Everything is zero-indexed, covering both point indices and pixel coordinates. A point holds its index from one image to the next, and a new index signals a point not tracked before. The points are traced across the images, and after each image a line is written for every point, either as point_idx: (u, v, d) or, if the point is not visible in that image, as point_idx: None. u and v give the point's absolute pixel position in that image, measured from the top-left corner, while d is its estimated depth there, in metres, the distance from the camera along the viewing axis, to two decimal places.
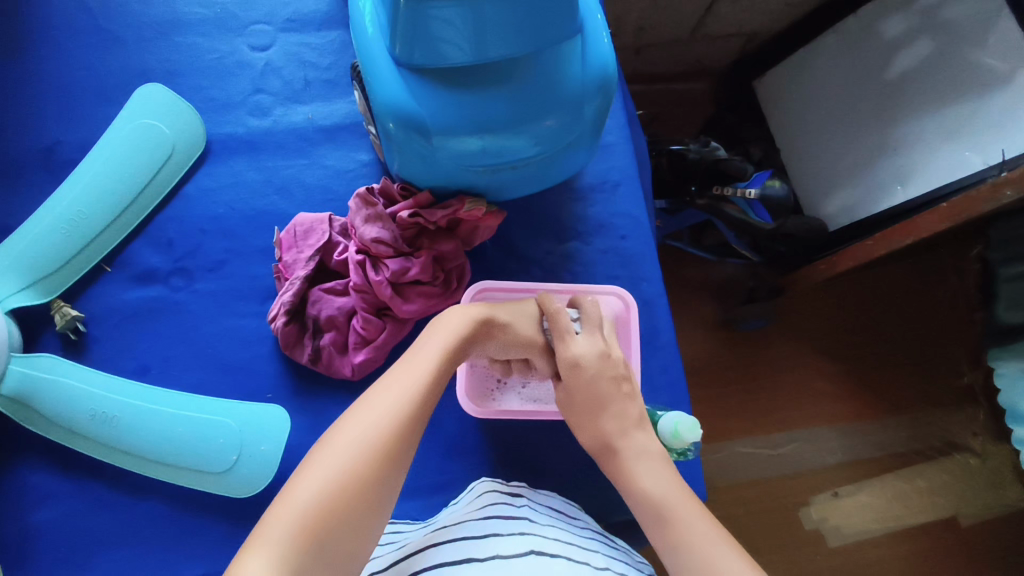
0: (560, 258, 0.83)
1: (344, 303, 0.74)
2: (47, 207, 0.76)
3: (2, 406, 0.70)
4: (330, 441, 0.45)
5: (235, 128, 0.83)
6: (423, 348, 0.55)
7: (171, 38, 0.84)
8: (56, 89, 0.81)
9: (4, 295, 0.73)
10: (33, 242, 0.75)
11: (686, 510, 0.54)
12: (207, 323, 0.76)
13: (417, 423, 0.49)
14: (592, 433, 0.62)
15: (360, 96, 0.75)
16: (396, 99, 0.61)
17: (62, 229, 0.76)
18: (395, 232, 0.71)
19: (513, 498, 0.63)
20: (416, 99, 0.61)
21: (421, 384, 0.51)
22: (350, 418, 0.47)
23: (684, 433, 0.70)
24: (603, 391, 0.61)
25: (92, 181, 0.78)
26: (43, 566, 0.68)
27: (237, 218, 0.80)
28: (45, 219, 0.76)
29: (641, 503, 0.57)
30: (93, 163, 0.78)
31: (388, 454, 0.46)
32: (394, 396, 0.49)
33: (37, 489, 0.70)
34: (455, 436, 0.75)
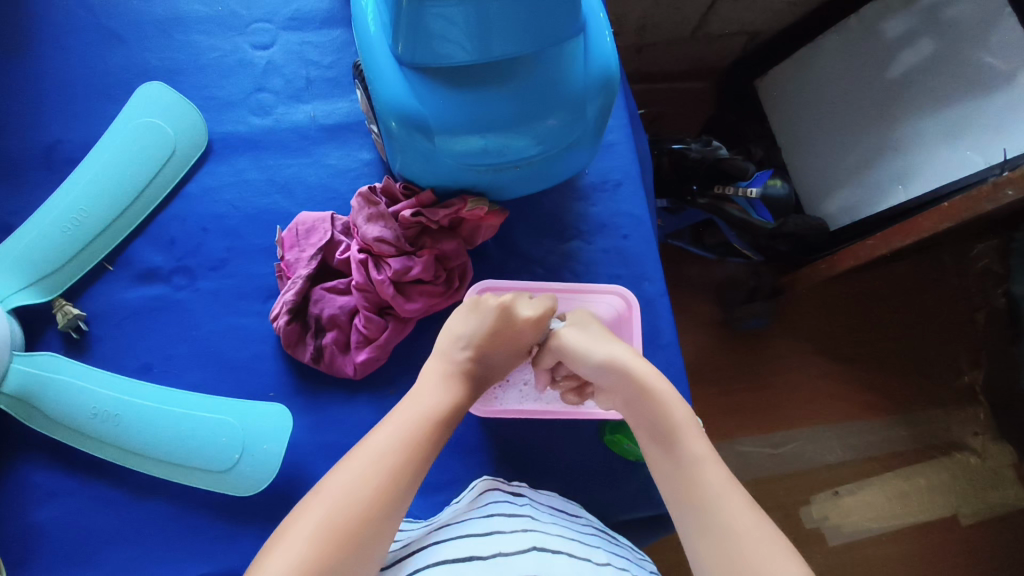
0: (561, 257, 0.83)
1: (346, 301, 0.74)
2: (49, 207, 0.76)
3: (4, 404, 0.70)
4: (311, 501, 0.47)
5: (236, 127, 0.83)
6: (412, 403, 0.56)
7: (172, 37, 0.84)
8: (57, 87, 0.81)
9: (6, 294, 0.73)
10: (35, 241, 0.75)
11: (698, 434, 0.55)
12: (209, 322, 0.76)
13: (411, 471, 0.50)
14: (605, 350, 0.62)
15: (363, 97, 0.75)
16: (398, 99, 0.61)
17: (64, 228, 0.76)
18: (398, 231, 0.71)
19: (515, 496, 0.63)
20: (417, 99, 0.61)
21: (408, 439, 0.52)
22: (332, 478, 0.48)
23: None
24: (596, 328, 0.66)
25: (95, 179, 0.78)
26: (46, 564, 0.68)
27: (240, 217, 0.80)
28: (48, 217, 0.76)
29: (651, 417, 0.57)
30: (94, 162, 0.78)
31: (372, 514, 0.46)
32: (378, 452, 0.50)
33: (40, 487, 0.70)
34: (457, 435, 0.75)
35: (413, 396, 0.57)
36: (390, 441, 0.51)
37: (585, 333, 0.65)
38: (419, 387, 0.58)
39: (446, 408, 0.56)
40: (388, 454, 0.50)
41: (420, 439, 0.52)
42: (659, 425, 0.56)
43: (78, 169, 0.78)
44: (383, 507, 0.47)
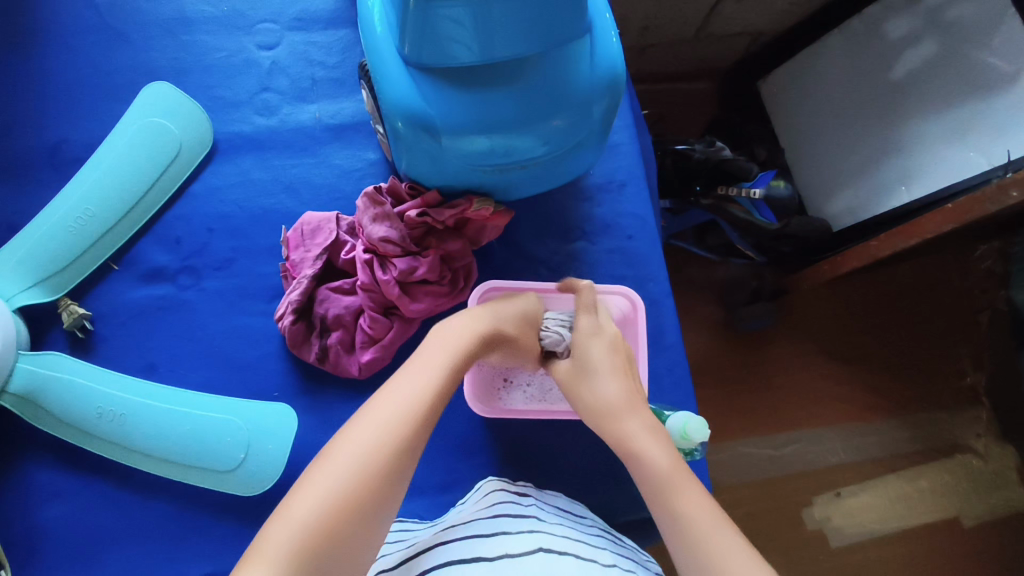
0: (566, 257, 0.83)
1: (351, 302, 0.74)
2: (54, 206, 0.76)
3: (10, 403, 0.70)
4: (321, 464, 0.45)
5: (242, 127, 0.83)
6: (421, 362, 0.54)
7: (178, 36, 0.84)
8: (62, 87, 0.81)
9: (11, 293, 0.73)
10: (41, 240, 0.75)
11: (690, 483, 0.54)
12: (214, 322, 0.76)
13: (415, 438, 0.48)
14: (608, 396, 0.62)
15: (368, 96, 0.75)
16: (404, 99, 0.61)
17: (69, 227, 0.76)
18: (403, 231, 0.71)
19: (520, 496, 0.63)
20: (423, 99, 0.61)
21: (416, 398, 0.50)
22: (341, 440, 0.46)
23: (693, 432, 0.71)
24: (610, 365, 0.63)
25: (100, 178, 0.78)
26: (52, 563, 0.68)
27: (245, 217, 0.80)
28: (53, 216, 0.76)
29: (646, 475, 0.56)
30: (100, 161, 0.78)
31: (384, 477, 0.45)
32: (387, 413, 0.48)
33: (45, 486, 0.70)
34: (461, 435, 0.75)
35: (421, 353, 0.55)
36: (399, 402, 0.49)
37: (582, 382, 0.63)
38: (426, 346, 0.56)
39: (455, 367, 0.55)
40: (394, 420, 0.48)
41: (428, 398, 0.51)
42: (646, 481, 0.56)
43: (84, 168, 0.78)
44: (394, 470, 0.46)
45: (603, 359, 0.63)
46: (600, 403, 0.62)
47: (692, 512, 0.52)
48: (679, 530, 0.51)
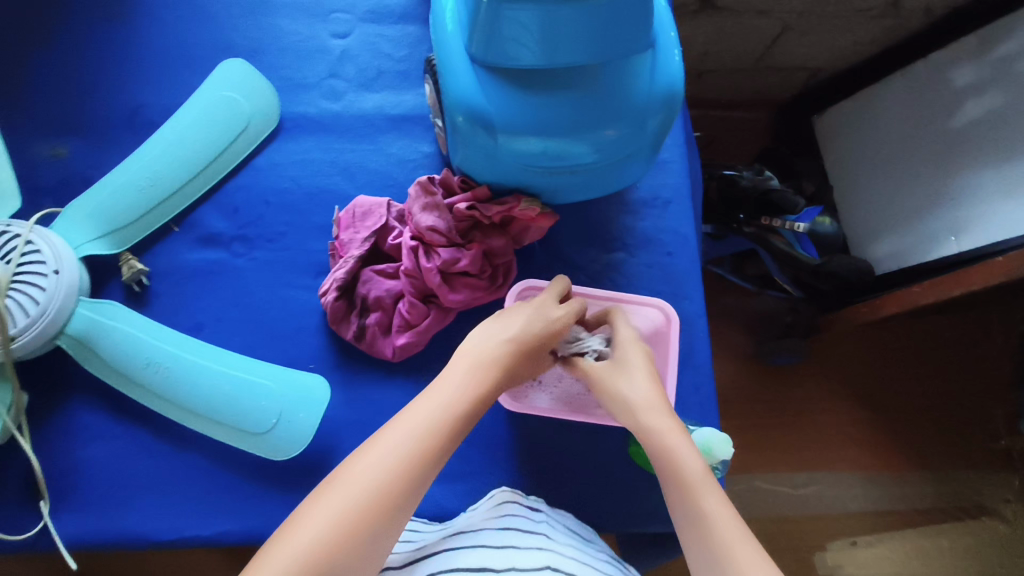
0: (604, 266, 0.84)
1: (393, 285, 0.76)
2: (125, 165, 0.78)
3: (65, 344, 0.73)
4: (323, 494, 0.47)
5: (308, 109, 0.87)
6: (445, 398, 0.54)
7: (258, 19, 0.89)
8: (148, 55, 0.87)
9: (80, 241, 0.76)
10: (109, 195, 0.77)
11: (715, 491, 0.52)
12: (262, 291, 0.79)
13: (436, 456, 0.51)
14: (641, 393, 0.60)
15: (432, 86, 0.77)
16: (468, 95, 0.64)
17: (138, 186, 0.79)
18: (451, 222, 0.72)
19: (532, 511, 0.64)
20: (485, 96, 0.64)
21: (440, 419, 0.52)
22: (346, 472, 0.48)
23: (715, 449, 0.71)
24: (638, 360, 0.63)
25: (172, 144, 0.80)
26: (86, 500, 0.71)
27: (301, 193, 0.83)
28: (123, 174, 0.78)
29: (667, 467, 0.55)
30: (174, 127, 0.81)
31: (383, 510, 0.47)
32: (392, 454, 0.49)
33: (88, 427, 0.74)
34: (485, 428, 0.76)
35: (445, 375, 0.56)
36: (411, 440, 0.50)
37: (617, 369, 0.63)
38: (454, 373, 0.56)
39: (467, 408, 0.54)
40: (415, 439, 0.50)
41: (443, 424, 0.52)
42: (678, 481, 0.54)
43: (158, 131, 0.81)
44: (389, 513, 0.47)
45: (638, 360, 0.63)
46: (635, 399, 0.59)
47: (720, 521, 0.50)
48: (701, 535, 0.50)
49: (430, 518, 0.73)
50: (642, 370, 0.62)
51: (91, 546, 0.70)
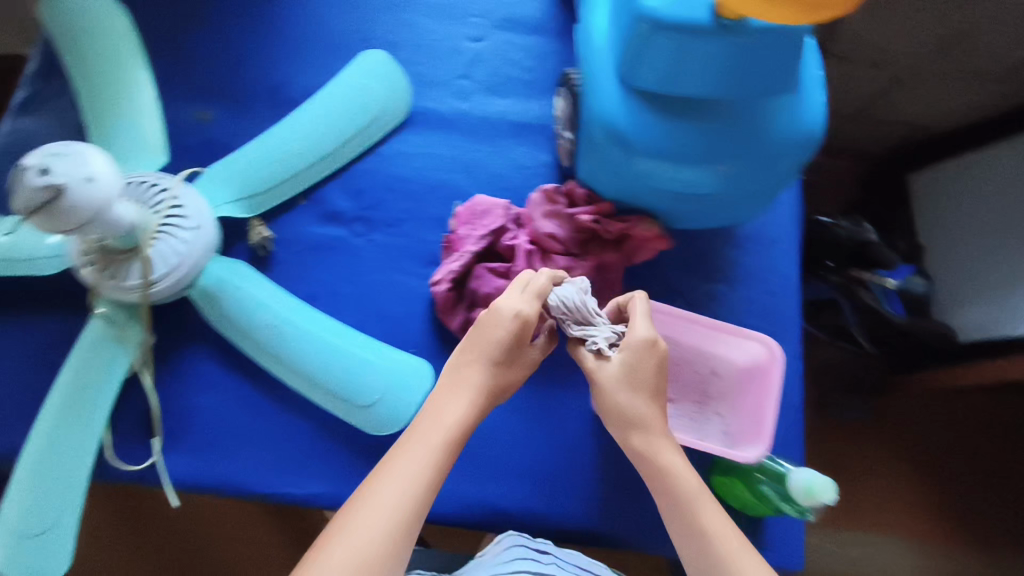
0: (704, 295, 0.84)
1: (502, 285, 0.77)
2: (264, 138, 0.81)
3: (196, 295, 0.77)
4: (343, 528, 0.51)
5: (437, 105, 0.90)
6: (440, 429, 0.58)
7: (400, 14, 0.93)
8: (296, 37, 0.92)
9: (218, 203, 0.80)
10: (246, 163, 0.80)
11: (715, 508, 0.58)
12: (376, 272, 0.83)
13: (434, 475, 0.56)
14: (642, 408, 0.61)
15: (568, 96, 0.79)
16: (610, 113, 0.67)
17: (273, 160, 0.81)
18: (570, 232, 0.75)
19: (539, 553, 0.69)
20: (627, 116, 0.66)
21: (434, 440, 0.57)
22: (357, 508, 0.53)
23: (819, 493, 0.61)
24: (649, 373, 0.61)
25: (307, 124, 0.82)
26: (194, 445, 0.76)
27: (422, 184, 0.87)
28: (262, 147, 0.81)
29: (664, 488, 0.59)
30: (311, 108, 0.83)
31: (402, 536, 0.52)
32: (403, 479, 0.54)
33: (203, 375, 0.78)
34: (574, 436, 0.78)
35: (441, 394, 0.60)
36: (412, 472, 0.55)
37: (625, 381, 0.61)
38: (441, 398, 0.60)
39: (463, 426, 0.59)
40: (416, 463, 0.55)
41: (439, 445, 0.57)
42: (673, 496, 0.59)
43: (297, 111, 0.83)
44: (405, 531, 0.52)
45: (648, 373, 0.61)
46: (637, 412, 0.61)
47: (721, 537, 0.56)
48: (703, 550, 0.56)
49: (510, 514, 0.75)
50: (643, 381, 0.61)
51: (195, 488, 0.75)
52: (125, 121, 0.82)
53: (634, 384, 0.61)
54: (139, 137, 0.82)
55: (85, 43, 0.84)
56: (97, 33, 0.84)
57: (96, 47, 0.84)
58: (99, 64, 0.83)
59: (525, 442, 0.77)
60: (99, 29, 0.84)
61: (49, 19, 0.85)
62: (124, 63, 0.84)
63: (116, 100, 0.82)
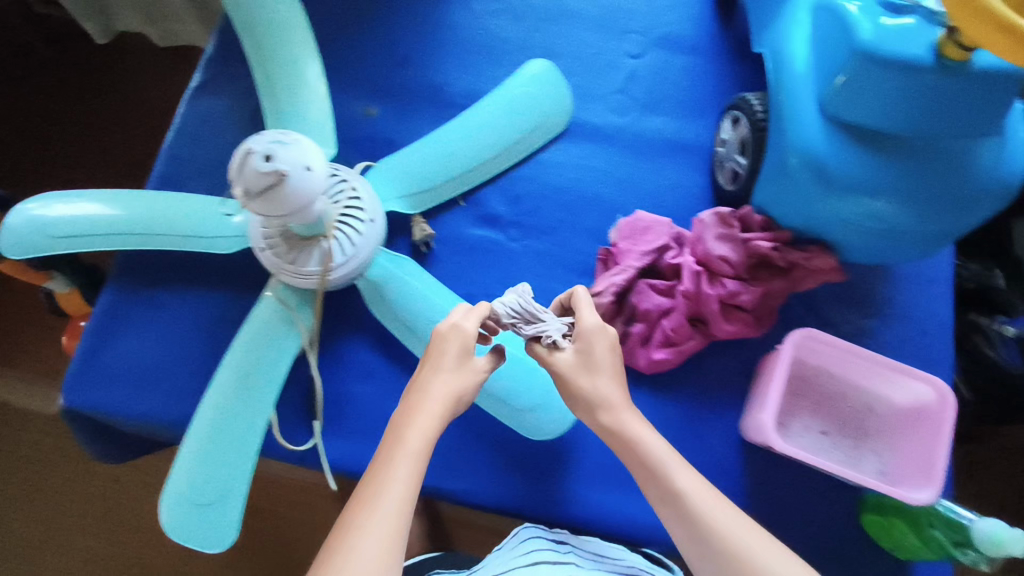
0: (856, 329, 0.84)
1: (663, 302, 0.78)
2: (435, 138, 0.83)
3: (363, 287, 0.79)
4: (348, 538, 0.52)
5: (594, 118, 0.91)
6: (415, 431, 0.59)
7: (559, 25, 0.94)
8: (458, 39, 0.93)
9: (388, 197, 0.81)
10: (417, 161, 0.82)
11: (707, 493, 0.59)
12: (530, 277, 0.84)
13: (412, 488, 0.56)
14: (611, 394, 0.63)
15: (746, 127, 0.78)
16: (809, 138, 0.67)
17: (442, 159, 0.83)
18: (743, 257, 0.75)
19: (559, 544, 0.70)
20: (827, 143, 0.67)
21: (404, 457, 0.57)
22: (354, 518, 0.53)
23: (1007, 545, 0.63)
24: (609, 361, 0.64)
25: (476, 127, 0.84)
26: (350, 431, 0.77)
27: (578, 195, 0.87)
28: (433, 146, 0.83)
29: (658, 479, 0.60)
30: (481, 111, 0.84)
31: (399, 538, 0.53)
32: (390, 499, 0.54)
33: (362, 365, 0.80)
34: (723, 457, 0.80)
35: (404, 413, 0.60)
36: (400, 477, 0.56)
37: (591, 366, 0.64)
38: (415, 402, 0.61)
39: (431, 439, 0.59)
40: (392, 482, 0.55)
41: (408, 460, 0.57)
42: (659, 482, 0.60)
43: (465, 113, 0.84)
44: (398, 544, 0.52)
45: (605, 357, 0.64)
46: (611, 400, 0.63)
47: (718, 517, 0.57)
48: (703, 532, 0.57)
49: (657, 530, 0.76)
50: (595, 361, 0.64)
51: (349, 474, 0.77)
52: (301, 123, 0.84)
53: (597, 375, 0.64)
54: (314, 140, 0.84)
55: (266, 39, 0.84)
56: (278, 30, 0.84)
57: (276, 44, 0.84)
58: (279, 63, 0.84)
59: None
60: (280, 27, 0.85)
61: (233, 9, 0.85)
62: (302, 64, 0.85)
63: (293, 100, 0.84)
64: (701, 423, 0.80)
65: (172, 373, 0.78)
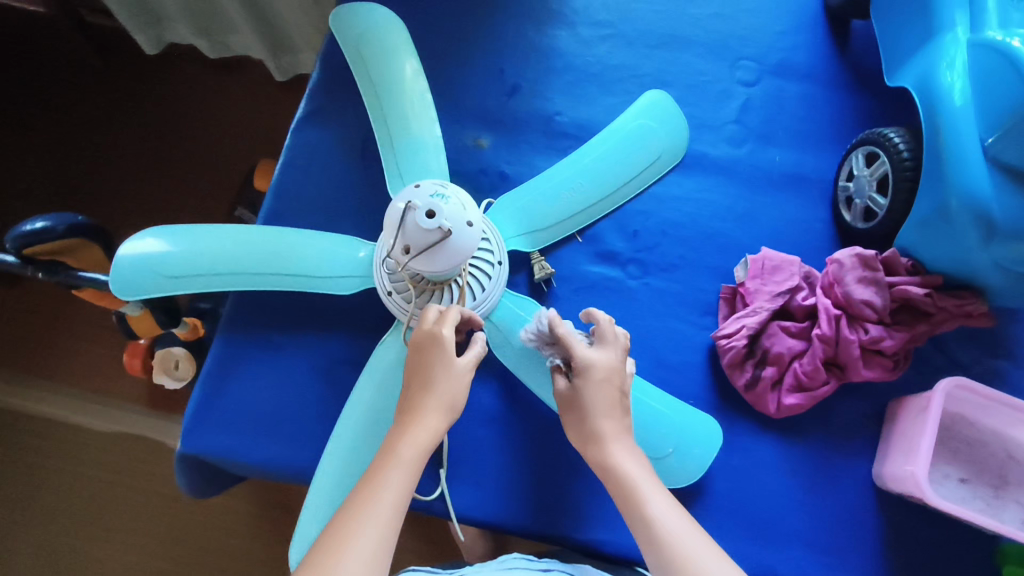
0: (986, 370, 0.81)
1: (797, 345, 0.76)
2: (556, 173, 0.79)
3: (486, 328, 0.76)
4: (338, 540, 0.51)
5: (708, 149, 0.88)
6: (410, 443, 0.59)
7: (669, 51, 0.92)
8: (566, 67, 0.90)
9: (509, 236, 0.78)
10: (538, 197, 0.79)
11: (680, 522, 0.58)
12: (652, 316, 0.82)
13: (401, 489, 0.56)
14: (601, 425, 0.64)
15: (888, 165, 0.76)
16: (974, 186, 0.65)
17: (563, 194, 0.79)
18: (887, 301, 0.73)
19: (540, 567, 0.66)
20: (994, 191, 0.64)
21: (394, 459, 0.58)
22: (342, 523, 0.53)
23: None
24: (599, 400, 0.65)
25: (596, 160, 0.80)
26: (474, 477, 0.76)
27: (696, 231, 0.85)
28: (553, 180, 0.79)
29: (631, 504, 0.60)
30: (601, 144, 0.81)
31: (387, 543, 0.52)
32: (379, 497, 0.55)
33: (484, 408, 0.78)
34: (856, 505, 0.78)
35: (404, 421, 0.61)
36: (394, 486, 0.56)
37: (580, 399, 0.65)
38: (410, 418, 0.61)
39: (426, 445, 0.60)
40: (379, 483, 0.56)
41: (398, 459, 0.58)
42: (632, 506, 0.60)
43: (584, 147, 0.81)
44: (381, 538, 0.52)
45: (597, 396, 0.65)
46: (596, 432, 0.64)
47: (684, 542, 0.56)
48: (664, 555, 0.56)
49: None
50: (593, 394, 0.65)
51: (473, 521, 0.75)
52: (409, 149, 0.79)
53: (594, 415, 0.64)
54: (424, 169, 0.78)
55: (374, 64, 0.80)
56: (387, 55, 0.81)
57: (384, 69, 0.80)
58: (388, 88, 0.80)
59: (806, 507, 0.77)
60: (388, 51, 0.81)
61: (340, 35, 0.81)
62: (411, 91, 0.80)
63: (403, 126, 0.79)
64: (830, 472, 0.78)
65: (293, 418, 0.76)
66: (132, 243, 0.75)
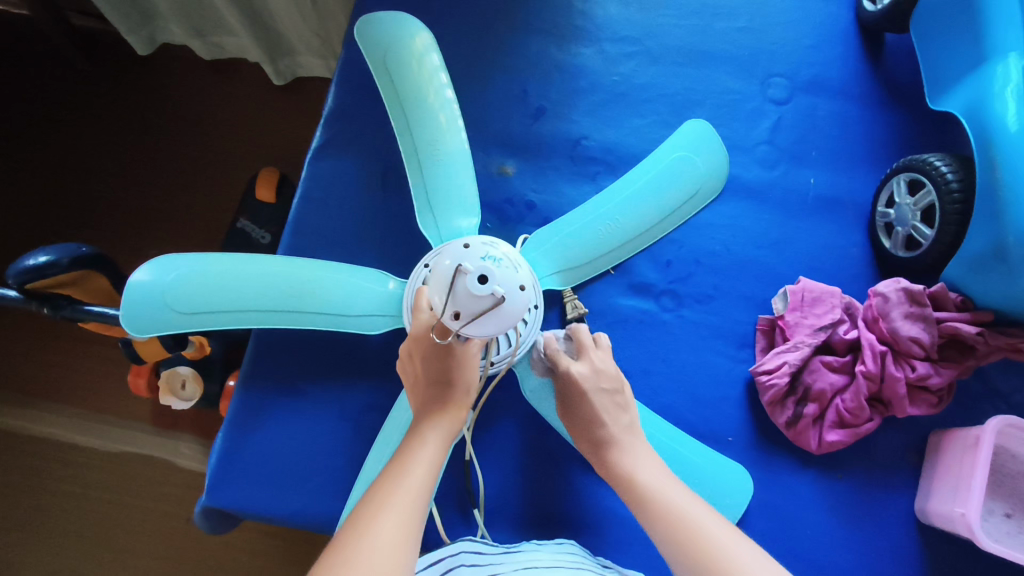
0: None
1: (839, 381, 0.74)
2: (594, 206, 0.76)
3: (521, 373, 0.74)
4: (374, 507, 0.49)
5: (740, 172, 0.85)
6: (435, 428, 0.59)
7: (697, 68, 0.88)
8: (592, 86, 0.87)
9: (544, 273, 0.75)
10: (573, 231, 0.76)
11: (699, 509, 0.58)
12: (687, 350, 0.79)
13: (429, 466, 0.56)
14: (607, 431, 0.65)
15: (934, 195, 0.73)
16: None
17: (600, 229, 0.76)
18: (935, 337, 0.71)
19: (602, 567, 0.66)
20: None
21: (420, 441, 0.58)
22: (369, 501, 0.51)
23: None
24: (596, 409, 0.66)
25: (636, 192, 0.77)
26: (509, 523, 0.74)
27: (730, 259, 0.82)
28: (591, 214, 0.76)
29: (644, 500, 0.60)
30: (640, 175, 0.77)
31: (416, 516, 0.50)
32: (410, 473, 0.54)
33: (518, 450, 0.76)
34: (899, 541, 0.76)
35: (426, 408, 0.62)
36: (425, 460, 0.56)
37: (577, 409, 0.67)
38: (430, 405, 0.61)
39: (446, 429, 0.60)
40: (410, 461, 0.55)
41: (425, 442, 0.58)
42: (644, 500, 0.60)
43: (625, 178, 0.78)
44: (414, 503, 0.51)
45: (591, 403, 0.66)
46: (602, 437, 0.65)
47: (707, 522, 0.56)
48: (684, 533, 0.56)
49: None
50: (585, 404, 0.66)
51: None
52: (440, 181, 0.74)
53: (596, 423, 0.66)
54: (450, 203, 0.74)
55: (402, 85, 0.75)
56: (415, 75, 0.75)
57: (414, 93, 0.75)
58: (413, 115, 0.75)
59: (849, 544, 0.75)
60: (417, 71, 0.75)
61: (365, 50, 0.75)
62: (438, 120, 0.75)
63: (433, 155, 0.74)
64: (873, 508, 0.76)
65: (322, 465, 0.73)
66: (151, 268, 0.70)
